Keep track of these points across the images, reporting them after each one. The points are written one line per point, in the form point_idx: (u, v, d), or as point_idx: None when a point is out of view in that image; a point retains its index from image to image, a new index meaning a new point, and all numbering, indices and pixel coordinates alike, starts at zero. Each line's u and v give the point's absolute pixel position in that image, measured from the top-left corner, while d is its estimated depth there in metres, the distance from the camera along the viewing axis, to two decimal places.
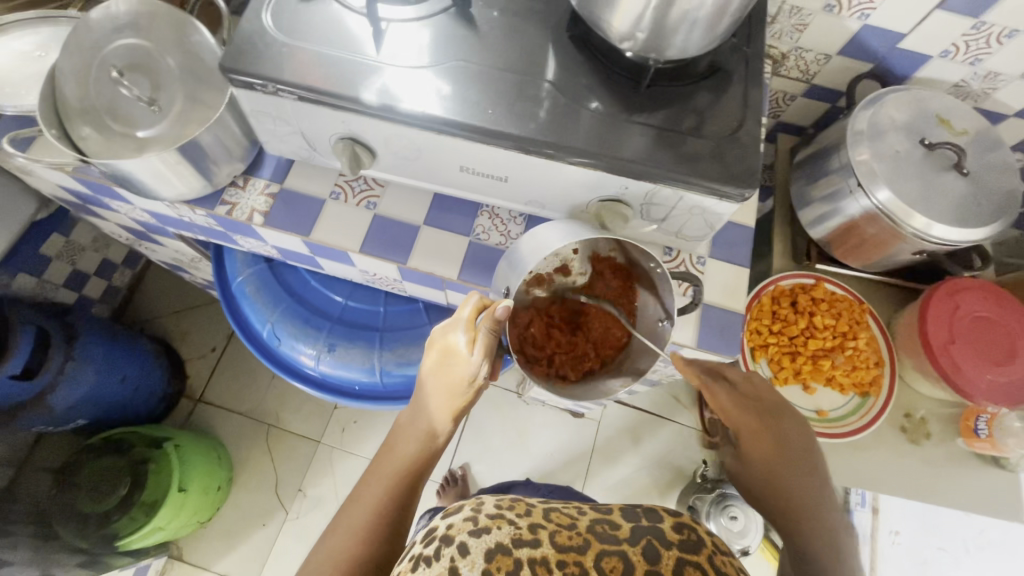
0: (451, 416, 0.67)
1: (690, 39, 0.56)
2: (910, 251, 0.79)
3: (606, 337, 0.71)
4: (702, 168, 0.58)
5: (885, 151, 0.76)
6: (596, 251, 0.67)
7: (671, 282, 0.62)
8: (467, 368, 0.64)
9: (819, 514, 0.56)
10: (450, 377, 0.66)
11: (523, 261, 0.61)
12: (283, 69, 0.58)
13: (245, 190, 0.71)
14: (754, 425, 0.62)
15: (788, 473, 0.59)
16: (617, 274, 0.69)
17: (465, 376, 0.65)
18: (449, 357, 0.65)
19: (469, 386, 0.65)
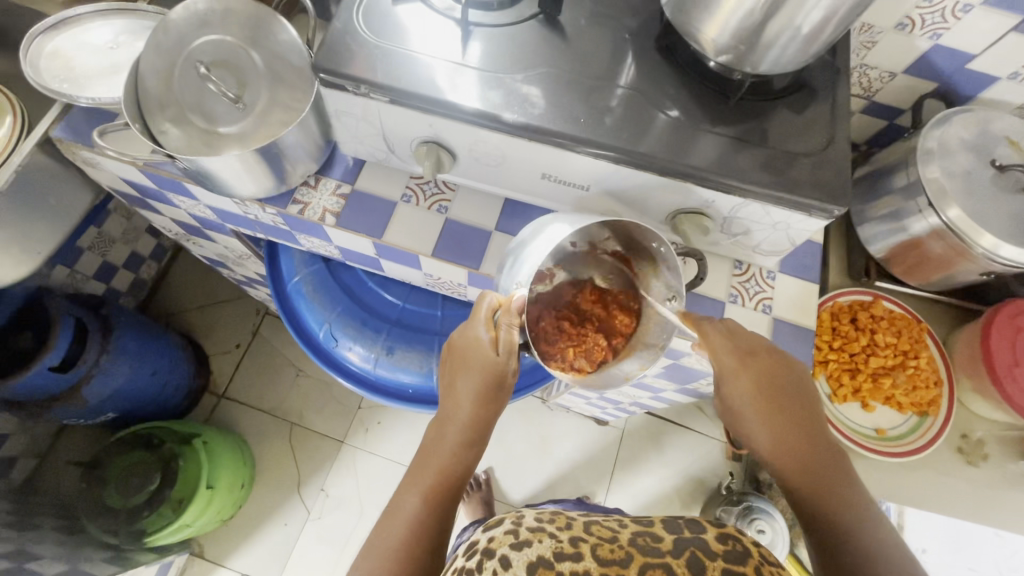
0: (479, 421, 0.67)
1: (787, 53, 0.56)
2: (976, 272, 0.79)
3: (613, 326, 0.67)
4: (789, 183, 0.58)
5: (955, 171, 0.76)
6: (594, 241, 0.66)
7: (678, 262, 0.60)
8: (496, 368, 0.64)
9: (819, 453, 0.59)
10: (477, 375, 0.65)
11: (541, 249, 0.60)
12: (376, 71, 0.58)
13: (317, 189, 0.71)
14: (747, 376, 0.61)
15: (780, 418, 0.61)
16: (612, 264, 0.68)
17: (495, 373, 0.65)
18: (473, 354, 0.65)
19: (498, 384, 0.65)
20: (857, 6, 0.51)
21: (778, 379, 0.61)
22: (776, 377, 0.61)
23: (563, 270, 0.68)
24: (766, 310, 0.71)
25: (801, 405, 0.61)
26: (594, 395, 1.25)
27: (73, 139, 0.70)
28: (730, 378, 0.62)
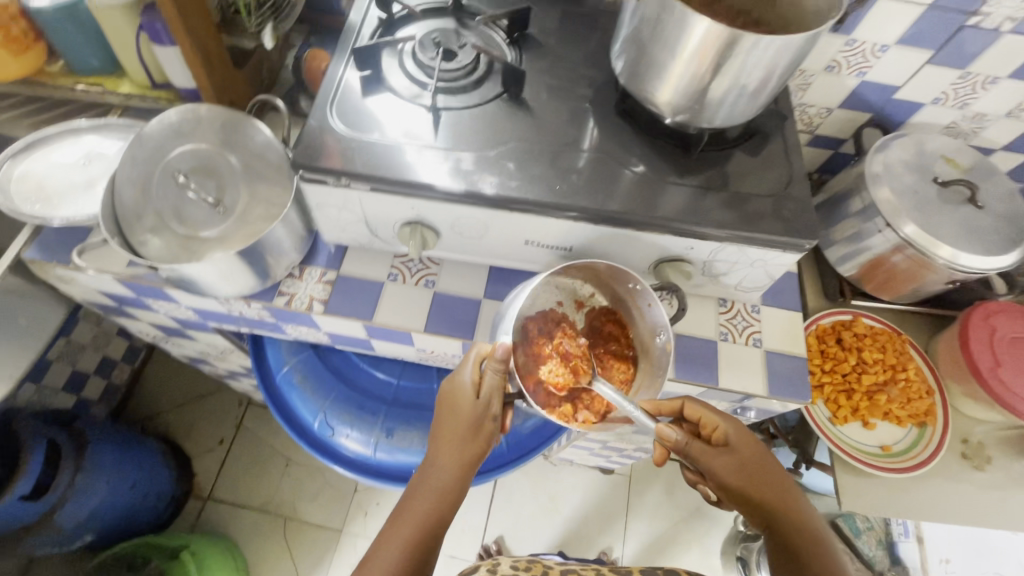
0: (456, 468, 0.59)
1: (736, 108, 0.61)
2: (942, 281, 0.82)
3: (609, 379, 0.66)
4: (759, 222, 0.61)
5: (903, 190, 0.81)
6: (581, 297, 0.68)
7: (659, 300, 0.62)
8: (476, 409, 0.60)
9: (809, 547, 0.54)
10: (459, 420, 0.60)
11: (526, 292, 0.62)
12: (353, 162, 0.59)
13: (302, 279, 0.71)
14: (729, 454, 0.59)
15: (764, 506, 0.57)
16: (603, 319, 0.68)
17: (477, 414, 0.60)
18: (456, 403, 0.61)
19: (475, 428, 0.60)
20: (793, 62, 0.57)
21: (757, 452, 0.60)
22: (756, 460, 0.59)
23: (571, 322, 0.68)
24: (757, 344, 0.72)
25: (787, 495, 0.57)
26: (597, 445, 1.22)
27: (47, 258, 0.69)
28: (713, 456, 0.59)
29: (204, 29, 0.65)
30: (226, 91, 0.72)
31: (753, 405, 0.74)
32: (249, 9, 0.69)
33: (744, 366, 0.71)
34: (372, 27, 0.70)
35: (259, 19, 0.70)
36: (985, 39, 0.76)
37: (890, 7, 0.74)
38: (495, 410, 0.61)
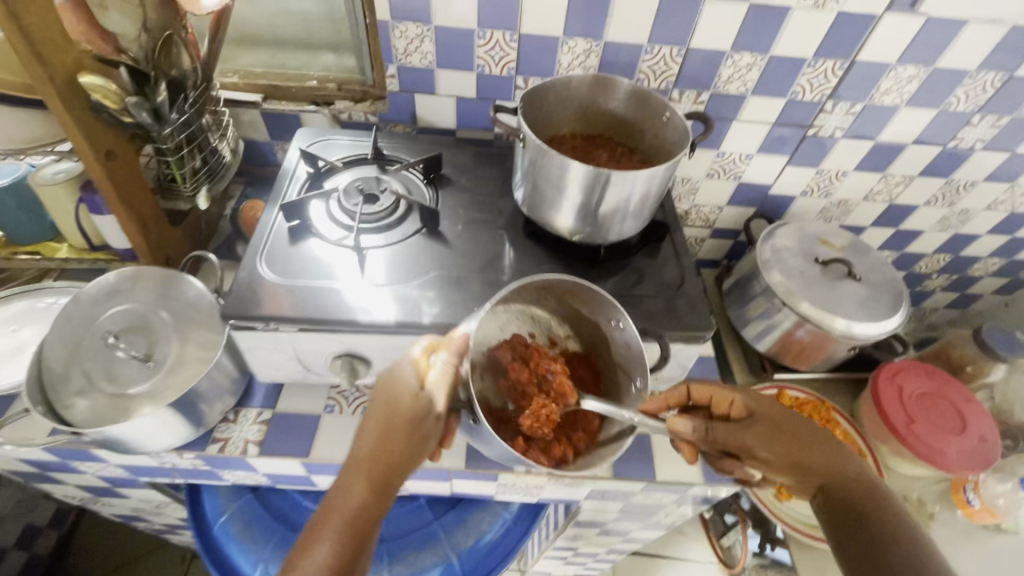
0: (380, 468, 0.53)
1: (625, 225, 0.69)
2: (846, 348, 0.89)
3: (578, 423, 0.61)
4: (661, 321, 0.67)
5: (792, 272, 0.92)
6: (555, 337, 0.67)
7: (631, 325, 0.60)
8: (415, 402, 0.54)
9: (865, 503, 0.56)
10: (393, 417, 0.54)
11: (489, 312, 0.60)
12: (281, 307, 0.63)
13: (237, 422, 0.71)
14: (767, 424, 0.59)
15: (819, 476, 0.58)
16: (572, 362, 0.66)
17: (415, 408, 0.54)
18: (393, 397, 0.55)
19: (408, 423, 0.54)
20: (663, 185, 0.66)
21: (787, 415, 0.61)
22: (804, 431, 0.60)
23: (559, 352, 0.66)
24: None
25: (838, 460, 0.59)
26: (568, 553, 1.18)
27: None
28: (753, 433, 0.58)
29: (136, 197, 0.69)
30: (162, 247, 0.77)
31: (696, 493, 0.73)
32: (184, 176, 0.74)
33: (678, 455, 0.73)
34: (301, 182, 0.78)
35: (194, 183, 0.75)
36: (826, 144, 0.92)
37: (744, 127, 0.89)
38: (437, 407, 0.54)
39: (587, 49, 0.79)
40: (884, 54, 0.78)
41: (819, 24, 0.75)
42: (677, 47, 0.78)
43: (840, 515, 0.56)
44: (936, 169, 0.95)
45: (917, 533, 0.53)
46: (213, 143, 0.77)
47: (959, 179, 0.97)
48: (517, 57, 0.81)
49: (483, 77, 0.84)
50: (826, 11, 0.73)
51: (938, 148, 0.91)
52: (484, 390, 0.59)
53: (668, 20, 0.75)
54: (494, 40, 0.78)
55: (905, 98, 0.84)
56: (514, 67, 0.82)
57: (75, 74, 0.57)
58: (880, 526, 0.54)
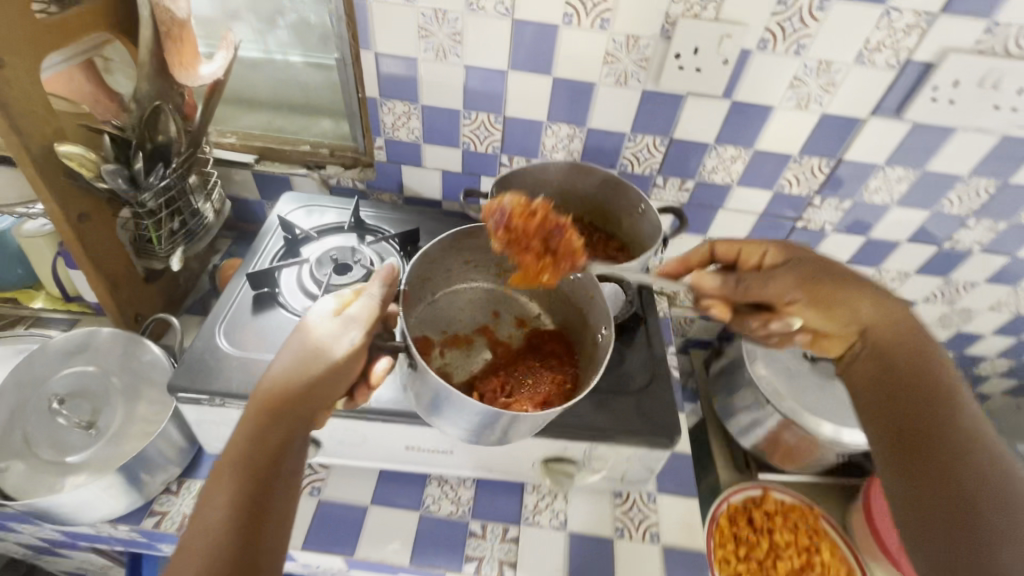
0: (283, 392, 0.49)
1: None
2: (835, 454, 0.84)
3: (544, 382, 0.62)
4: (629, 424, 0.64)
5: (778, 367, 0.88)
6: (525, 317, 0.71)
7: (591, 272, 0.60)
8: (326, 329, 0.52)
9: (927, 391, 0.53)
10: (302, 346, 0.51)
11: (434, 284, 0.67)
12: (231, 383, 0.62)
13: (179, 494, 0.68)
14: (801, 269, 0.62)
15: (894, 394, 0.55)
16: (543, 338, 0.68)
17: (325, 331, 0.51)
18: (305, 332, 0.52)
19: (315, 352, 0.50)
20: None
21: (818, 274, 0.61)
22: (883, 331, 0.58)
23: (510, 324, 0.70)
24: (654, 539, 0.70)
25: (915, 365, 0.55)
26: None
27: None
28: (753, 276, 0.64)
29: (107, 256, 0.70)
30: (131, 305, 0.76)
31: None
32: (160, 238, 0.74)
33: (641, 567, 0.68)
34: (276, 247, 0.79)
35: (169, 245, 0.75)
36: (816, 237, 0.90)
37: (731, 215, 0.88)
38: (349, 333, 0.51)
39: (571, 134, 0.79)
40: (871, 155, 0.77)
41: (803, 124, 0.75)
42: (660, 137, 0.79)
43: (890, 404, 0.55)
44: (933, 267, 0.92)
45: (990, 435, 0.49)
46: (195, 206, 0.77)
47: (958, 279, 0.94)
48: (502, 138, 0.81)
49: (468, 154, 0.84)
50: (810, 112, 0.73)
51: (934, 247, 0.89)
52: (452, 365, 0.64)
53: (650, 113, 0.76)
54: (480, 121, 0.80)
55: (896, 198, 0.82)
56: (499, 146, 0.83)
57: (53, 142, 0.59)
58: (930, 396, 0.52)
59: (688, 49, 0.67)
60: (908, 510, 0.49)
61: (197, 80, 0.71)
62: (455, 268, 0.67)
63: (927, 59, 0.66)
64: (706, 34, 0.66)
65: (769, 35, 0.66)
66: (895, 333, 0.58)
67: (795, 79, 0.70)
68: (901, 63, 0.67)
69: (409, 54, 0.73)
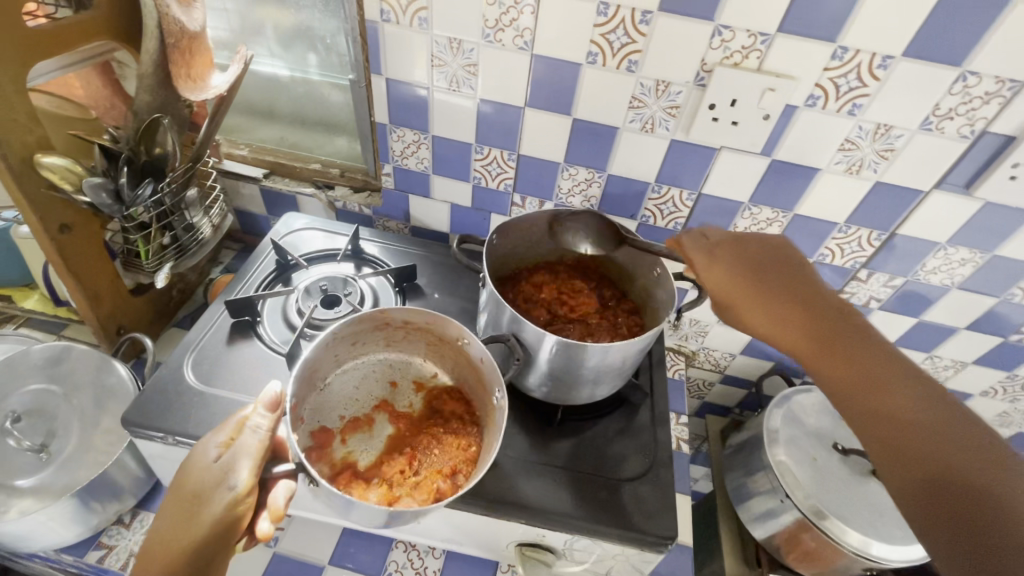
0: (167, 551, 0.45)
1: (597, 389, 0.63)
2: (861, 567, 0.73)
3: (450, 457, 0.56)
4: (618, 517, 0.57)
5: (802, 456, 0.78)
6: (422, 379, 0.64)
7: (481, 346, 0.56)
8: (209, 477, 0.47)
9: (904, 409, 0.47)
10: (183, 501, 0.46)
11: (323, 367, 0.58)
12: (189, 421, 0.58)
13: (129, 528, 0.64)
14: (739, 278, 0.57)
15: (841, 372, 0.51)
16: (443, 400, 0.62)
17: (204, 477, 0.47)
18: (185, 482, 0.47)
19: (197, 505, 0.46)
20: (643, 348, 0.60)
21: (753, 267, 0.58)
22: (793, 315, 0.55)
23: (400, 391, 0.62)
24: None
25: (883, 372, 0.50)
26: None
27: None
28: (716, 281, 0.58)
29: (90, 268, 0.67)
30: (114, 318, 0.73)
31: None
32: (148, 253, 0.71)
33: None
34: (267, 271, 0.75)
35: (157, 260, 0.72)
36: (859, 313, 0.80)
37: None
38: (232, 479, 0.46)
39: (589, 179, 0.73)
40: (929, 232, 0.67)
41: (852, 190, 0.66)
42: (687, 191, 0.71)
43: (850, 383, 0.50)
44: (994, 359, 0.81)
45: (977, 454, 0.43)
46: (190, 220, 0.74)
47: None
48: (515, 176, 0.76)
49: (479, 190, 0.79)
50: (861, 178, 0.64)
51: (998, 339, 0.77)
52: (356, 452, 0.55)
53: (678, 164, 0.68)
54: (492, 157, 0.74)
55: (956, 280, 0.72)
56: (511, 184, 0.77)
57: (35, 153, 0.56)
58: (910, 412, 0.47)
59: (724, 100, 0.60)
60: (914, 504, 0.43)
61: (202, 95, 0.68)
62: (338, 353, 0.59)
63: (1007, 132, 0.57)
64: (745, 86, 0.59)
65: (819, 91, 0.58)
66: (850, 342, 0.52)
67: (846, 141, 0.61)
68: (974, 133, 0.58)
69: (421, 83, 0.69)
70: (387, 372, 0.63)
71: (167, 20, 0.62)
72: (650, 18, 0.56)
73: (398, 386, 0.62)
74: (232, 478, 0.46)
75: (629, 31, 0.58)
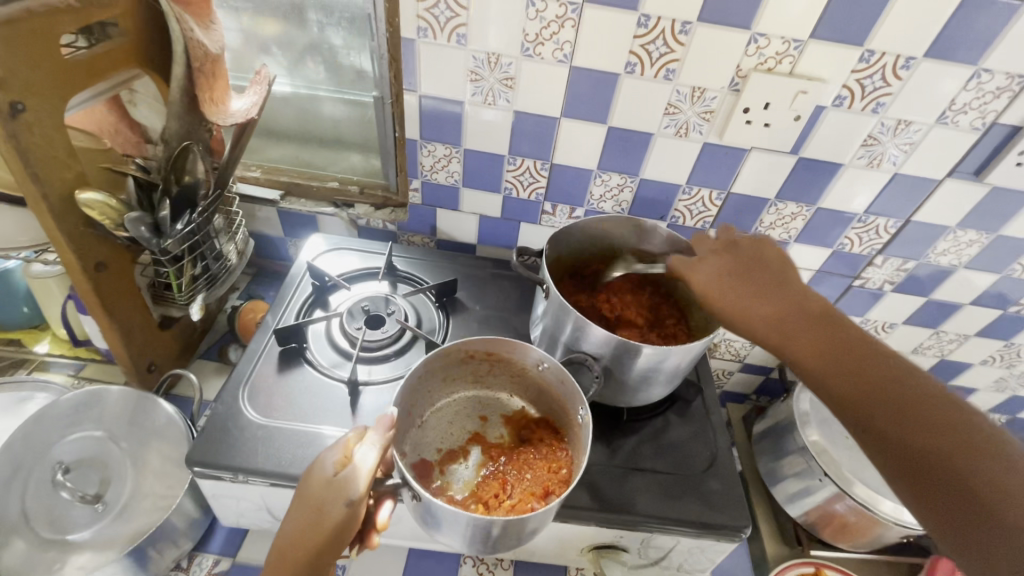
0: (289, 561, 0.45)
1: (656, 391, 0.65)
2: (897, 535, 0.78)
3: (541, 479, 0.57)
4: (690, 511, 0.59)
5: (833, 435, 0.82)
6: (511, 412, 0.65)
7: (559, 366, 0.58)
8: (328, 488, 0.46)
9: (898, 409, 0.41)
10: (305, 507, 0.46)
11: (418, 404, 0.61)
12: (257, 455, 0.56)
13: (188, 572, 0.62)
14: (722, 287, 0.55)
15: (830, 368, 0.46)
16: (532, 427, 0.63)
17: (323, 491, 0.46)
18: (306, 487, 0.47)
19: (318, 515, 0.46)
20: (697, 352, 0.61)
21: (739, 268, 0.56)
22: (772, 313, 0.51)
23: (493, 424, 0.64)
24: None
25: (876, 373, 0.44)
26: None
27: None
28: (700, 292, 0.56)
29: (124, 305, 0.65)
30: (144, 354, 0.70)
31: None
32: (181, 285, 0.68)
33: None
34: (303, 297, 0.74)
35: (190, 291, 0.69)
36: (874, 296, 0.85)
37: None
38: (350, 493, 0.46)
39: (622, 184, 0.75)
40: (942, 217, 0.72)
41: (872, 182, 0.70)
42: (717, 190, 0.74)
43: (844, 379, 0.45)
44: (995, 331, 0.87)
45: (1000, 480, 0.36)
46: (219, 248, 0.71)
47: (1020, 343, 0.88)
48: (547, 184, 0.77)
49: (509, 200, 0.80)
50: (881, 171, 0.69)
51: (998, 311, 0.83)
52: (454, 481, 0.57)
53: (710, 166, 0.71)
54: (525, 167, 0.75)
55: (964, 260, 0.77)
56: (543, 193, 0.78)
57: (73, 189, 0.54)
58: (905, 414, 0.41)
59: (758, 103, 0.63)
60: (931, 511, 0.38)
61: (227, 118, 0.66)
62: (432, 387, 0.62)
63: (1015, 122, 0.62)
64: (779, 89, 0.62)
65: (846, 92, 0.62)
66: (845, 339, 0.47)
67: (869, 137, 0.65)
68: (985, 125, 0.63)
69: (455, 97, 0.69)
70: (480, 407, 0.65)
71: (193, 44, 0.60)
72: (689, 28, 0.59)
73: (491, 421, 0.64)
74: (348, 494, 0.46)
75: (668, 41, 0.60)
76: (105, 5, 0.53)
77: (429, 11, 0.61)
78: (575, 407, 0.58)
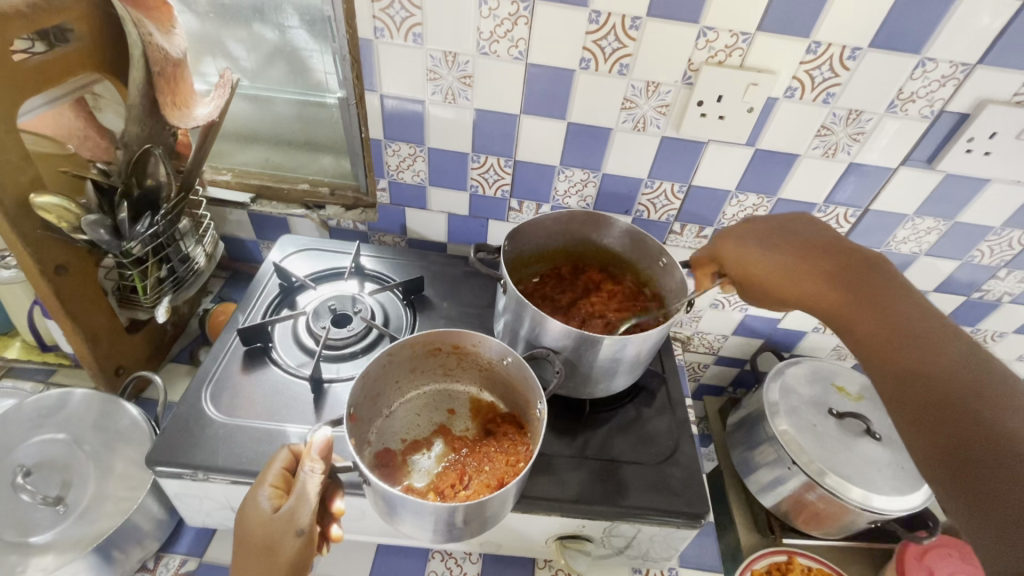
0: None
1: (616, 382, 0.65)
2: (865, 521, 0.78)
3: (497, 470, 0.57)
4: (650, 499, 0.59)
5: (802, 423, 0.83)
6: (478, 406, 0.66)
7: (518, 357, 0.58)
8: (272, 524, 0.47)
9: (934, 368, 0.46)
10: (252, 549, 0.47)
11: (384, 395, 0.62)
12: (218, 453, 0.56)
13: (155, 572, 0.62)
14: (760, 247, 0.60)
15: (876, 337, 0.51)
16: (497, 422, 0.63)
17: (267, 531, 0.47)
18: (248, 528, 0.48)
19: (270, 548, 0.47)
20: (657, 339, 0.62)
21: (801, 239, 0.59)
22: (819, 283, 0.56)
23: (459, 418, 0.65)
24: None
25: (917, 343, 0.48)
26: None
27: None
28: (735, 258, 0.62)
29: (88, 308, 0.65)
30: (112, 357, 0.70)
31: None
32: (145, 288, 0.68)
33: None
34: (270, 296, 0.74)
35: (155, 294, 0.70)
36: None
37: None
38: (299, 524, 0.47)
39: (585, 179, 0.76)
40: (899, 206, 0.73)
41: (829, 173, 0.71)
42: (678, 183, 0.75)
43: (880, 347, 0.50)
44: (960, 318, 0.88)
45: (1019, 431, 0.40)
46: (185, 251, 0.72)
47: (986, 329, 0.90)
48: (512, 181, 0.77)
49: (476, 198, 0.80)
50: (837, 161, 0.70)
51: (962, 298, 0.85)
52: (415, 472, 0.58)
53: (669, 159, 0.72)
54: (489, 164, 0.76)
55: (924, 247, 0.78)
56: (508, 190, 0.79)
57: (28, 193, 0.54)
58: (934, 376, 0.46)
59: (711, 96, 0.64)
60: (956, 486, 0.41)
61: (190, 122, 0.66)
62: (399, 380, 0.63)
63: (962, 110, 0.63)
64: (731, 82, 0.63)
65: (797, 83, 0.63)
66: (886, 312, 0.51)
67: (822, 127, 0.67)
68: (934, 113, 0.64)
69: (416, 96, 0.69)
70: (449, 401, 0.66)
71: (151, 47, 0.61)
72: (639, 23, 0.60)
73: (458, 414, 0.65)
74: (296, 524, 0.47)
75: (620, 36, 0.61)
76: (58, 12, 0.53)
77: (384, 12, 0.62)
78: (534, 399, 0.59)
